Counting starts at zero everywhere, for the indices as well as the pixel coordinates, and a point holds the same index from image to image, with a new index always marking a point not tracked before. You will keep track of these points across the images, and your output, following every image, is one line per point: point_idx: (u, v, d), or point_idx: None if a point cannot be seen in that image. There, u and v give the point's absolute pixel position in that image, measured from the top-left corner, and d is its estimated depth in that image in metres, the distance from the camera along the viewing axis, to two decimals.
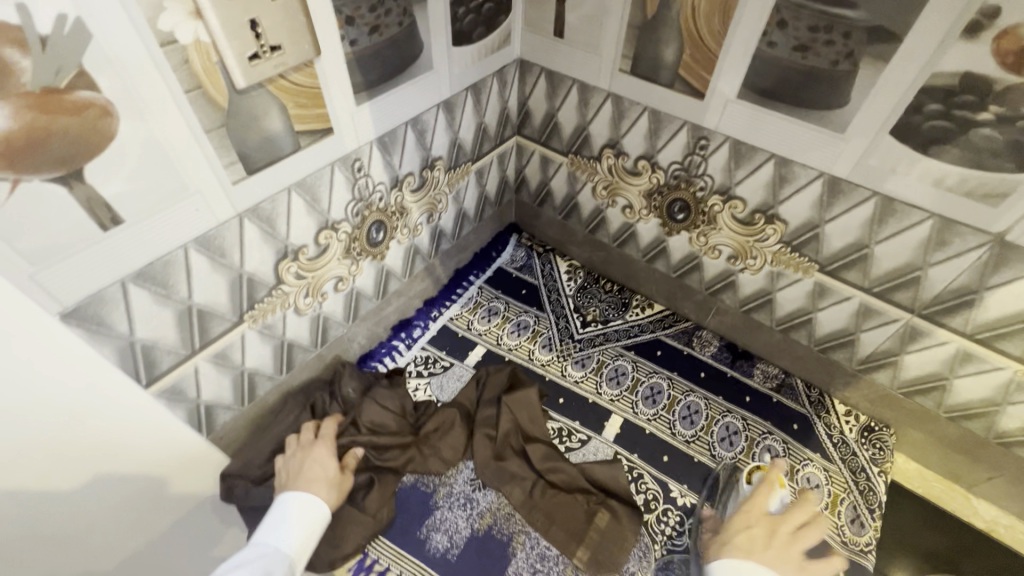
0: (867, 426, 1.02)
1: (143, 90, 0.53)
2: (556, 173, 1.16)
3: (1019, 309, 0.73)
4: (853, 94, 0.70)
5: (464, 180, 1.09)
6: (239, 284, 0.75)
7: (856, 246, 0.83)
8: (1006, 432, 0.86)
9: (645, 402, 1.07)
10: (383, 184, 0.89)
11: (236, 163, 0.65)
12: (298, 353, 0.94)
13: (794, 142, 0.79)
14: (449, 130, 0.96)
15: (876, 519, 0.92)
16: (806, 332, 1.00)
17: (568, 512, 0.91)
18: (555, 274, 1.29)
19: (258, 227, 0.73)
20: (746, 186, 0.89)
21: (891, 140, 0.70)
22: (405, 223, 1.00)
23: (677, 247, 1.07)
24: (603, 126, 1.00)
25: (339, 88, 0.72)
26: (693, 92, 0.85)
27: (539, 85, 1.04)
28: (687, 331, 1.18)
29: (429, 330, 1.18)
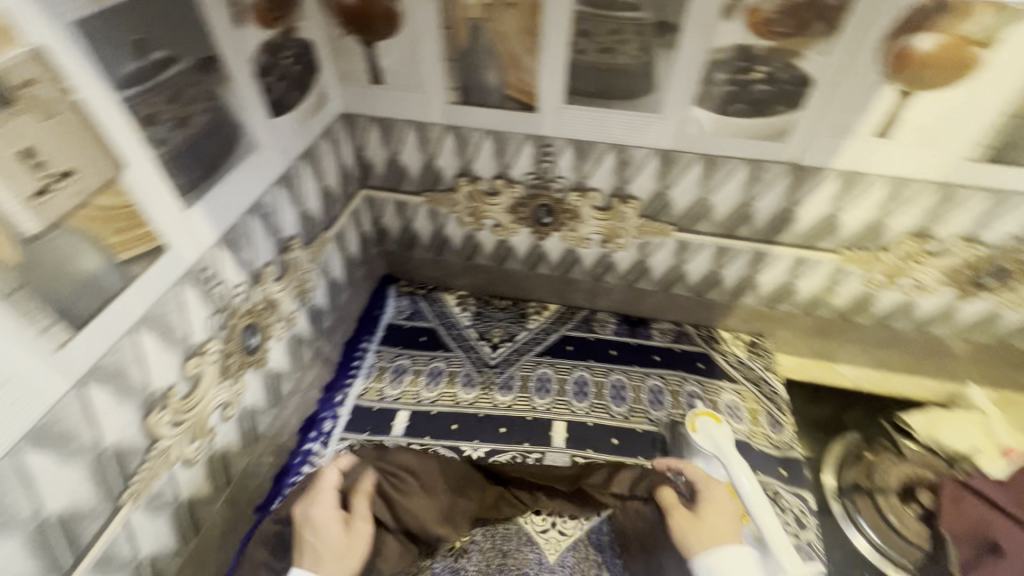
0: (750, 342, 1.19)
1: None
2: (416, 214, 1.14)
3: (824, 213, 0.92)
4: (658, 79, 0.81)
5: (325, 250, 1.01)
6: (103, 464, 0.60)
7: (698, 201, 0.95)
8: (843, 308, 1.07)
9: (577, 398, 1.11)
10: (242, 284, 0.79)
11: (54, 324, 0.51)
12: (201, 508, 0.78)
13: (624, 130, 0.88)
14: (295, 205, 0.88)
15: (786, 415, 1.07)
16: (682, 285, 1.13)
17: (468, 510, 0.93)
18: (448, 310, 1.27)
19: (106, 387, 0.58)
20: (596, 177, 0.96)
21: (698, 109, 0.83)
22: (278, 315, 0.89)
23: (553, 248, 1.13)
24: (449, 158, 1.01)
25: (160, 197, 0.61)
26: (525, 107, 0.89)
27: (372, 134, 1.01)
28: (586, 319, 1.25)
29: (342, 416, 1.06)
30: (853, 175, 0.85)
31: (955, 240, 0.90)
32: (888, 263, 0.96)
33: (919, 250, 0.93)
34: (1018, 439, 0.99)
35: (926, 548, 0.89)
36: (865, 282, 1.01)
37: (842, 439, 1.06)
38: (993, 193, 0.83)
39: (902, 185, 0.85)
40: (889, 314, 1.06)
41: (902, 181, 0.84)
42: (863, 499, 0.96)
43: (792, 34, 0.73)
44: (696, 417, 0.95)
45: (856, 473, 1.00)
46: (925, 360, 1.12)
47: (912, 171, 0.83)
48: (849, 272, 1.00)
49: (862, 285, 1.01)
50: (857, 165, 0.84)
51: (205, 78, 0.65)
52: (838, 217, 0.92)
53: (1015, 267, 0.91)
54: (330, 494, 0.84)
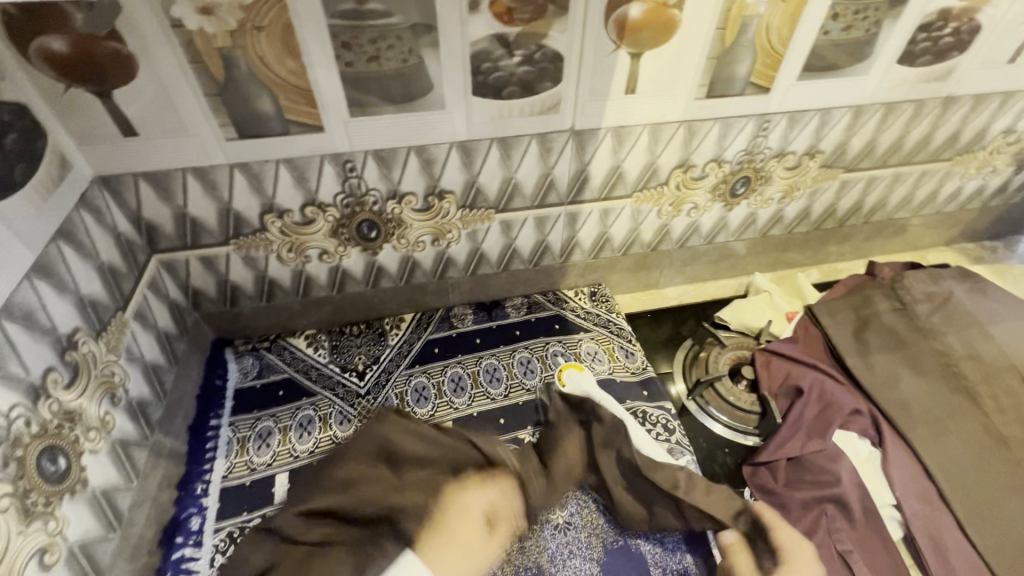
0: (591, 292, 1.32)
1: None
2: (230, 264, 1.04)
3: (610, 166, 1.05)
4: (432, 77, 0.84)
5: (127, 333, 0.87)
6: None
7: (507, 181, 1.02)
8: (651, 241, 1.24)
9: (457, 394, 1.12)
10: (19, 404, 0.64)
11: None
12: None
13: (418, 131, 0.91)
14: (65, 294, 0.74)
15: (635, 344, 1.22)
16: (519, 260, 1.20)
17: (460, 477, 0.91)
18: (300, 355, 1.18)
19: None
20: (407, 181, 0.98)
21: (477, 98, 0.88)
22: (85, 426, 0.75)
23: (389, 260, 1.11)
24: (247, 197, 0.93)
25: None
26: (311, 129, 0.86)
27: (145, 192, 0.89)
28: (444, 318, 1.27)
29: (210, 507, 0.94)
30: (620, 129, 0.99)
31: (709, 164, 1.09)
32: (670, 195, 1.14)
33: (687, 179, 1.11)
34: (791, 304, 1.27)
35: (758, 410, 1.07)
36: (659, 215, 1.18)
37: (679, 349, 1.23)
38: (720, 121, 1.02)
39: (658, 129, 1.00)
40: (684, 236, 1.25)
41: (657, 126, 1.00)
42: (706, 390, 1.12)
43: (532, 20, 0.81)
44: (564, 371, 1.05)
45: (695, 372, 1.16)
46: (719, 265, 1.36)
47: (661, 117, 0.99)
48: (645, 210, 1.16)
49: (658, 218, 1.19)
50: (621, 120, 0.97)
51: None
52: (621, 167, 1.05)
53: (753, 175, 1.15)
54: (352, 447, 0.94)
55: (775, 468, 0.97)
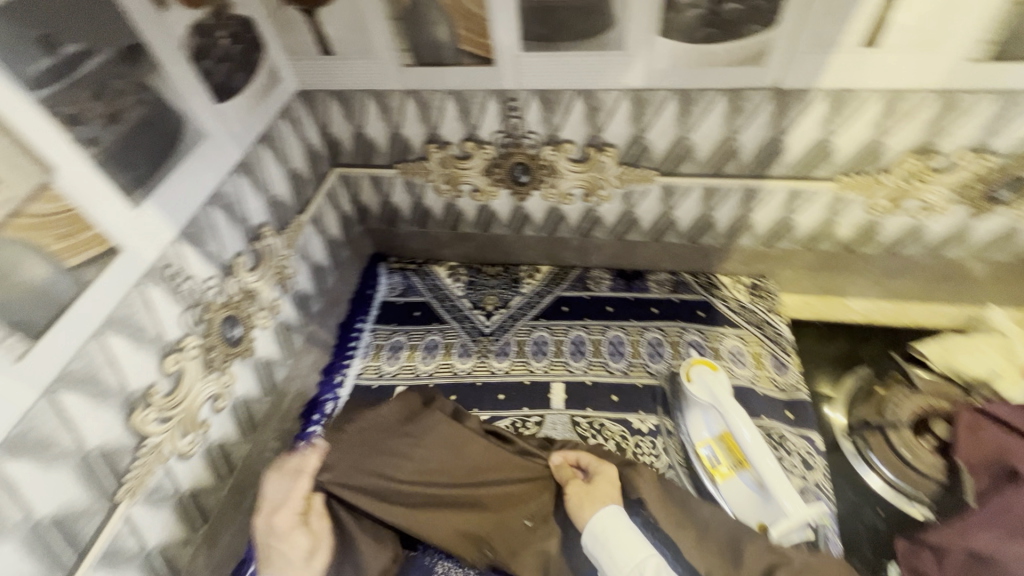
0: (752, 285, 1.14)
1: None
2: (393, 187, 1.11)
3: (815, 139, 0.85)
4: (617, 12, 0.75)
5: (302, 233, 1.00)
6: (91, 466, 0.61)
7: (679, 141, 0.89)
8: (847, 239, 1.01)
9: (575, 358, 1.09)
10: (213, 277, 0.78)
11: (9, 337, 0.52)
12: (206, 496, 0.81)
13: (590, 74, 0.83)
14: (259, 191, 0.86)
15: (792, 355, 1.03)
16: (674, 232, 1.08)
17: (445, 449, 0.78)
18: (439, 283, 1.25)
19: (79, 393, 0.59)
20: (568, 128, 0.91)
21: (663, 40, 0.76)
22: (259, 305, 0.89)
23: (536, 207, 1.08)
24: (415, 124, 0.97)
25: (103, 198, 0.60)
26: (482, 61, 0.84)
27: (333, 109, 0.97)
28: (581, 277, 1.22)
29: (342, 396, 1.06)
30: (841, 93, 0.78)
31: (963, 152, 0.82)
32: (891, 185, 0.89)
33: (924, 169, 0.85)
34: None
35: (942, 479, 0.86)
36: (868, 209, 0.94)
37: (851, 376, 1.01)
38: (1000, 95, 0.75)
39: (897, 97, 0.77)
40: (897, 241, 0.99)
41: (897, 93, 0.77)
42: (873, 435, 0.92)
43: None
44: (691, 366, 0.91)
45: (866, 409, 0.96)
46: (939, 288, 1.06)
47: (906, 81, 0.75)
48: (849, 200, 0.93)
49: (865, 212, 0.95)
50: (845, 81, 0.76)
51: (131, 69, 0.62)
52: (831, 142, 0.85)
53: None
54: (276, 479, 0.73)
55: (942, 554, 0.75)
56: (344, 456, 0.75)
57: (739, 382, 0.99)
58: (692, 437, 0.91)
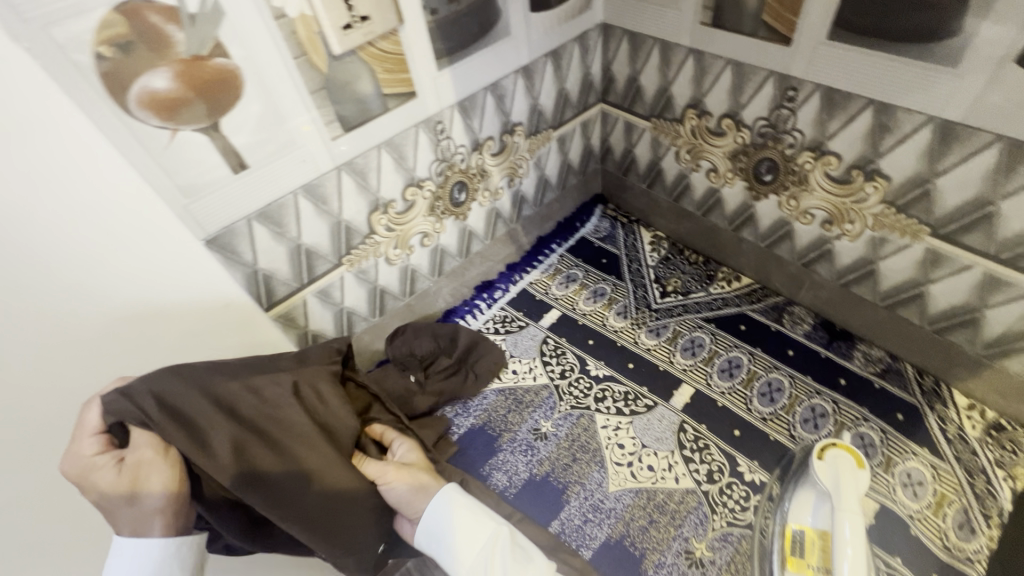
0: (994, 424, 0.87)
1: (280, 100, 0.70)
2: (640, 139, 1.16)
3: None
4: (967, 20, 0.61)
5: (545, 147, 1.14)
6: (339, 230, 0.89)
7: (977, 202, 0.71)
8: None
9: (721, 375, 1.03)
10: (464, 146, 0.97)
11: (334, 122, 0.77)
12: (388, 299, 1.07)
13: (895, 85, 0.71)
14: (528, 96, 1.01)
15: (992, 526, 0.79)
16: (917, 309, 0.88)
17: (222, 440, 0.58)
18: (638, 245, 1.28)
19: (354, 179, 0.85)
20: (840, 139, 0.81)
21: (1016, 70, 0.60)
22: (486, 186, 1.08)
23: (766, 213, 1.00)
24: (685, 85, 0.97)
25: (422, 55, 0.81)
26: (778, 39, 0.79)
27: (622, 49, 1.04)
28: (778, 307, 1.10)
29: (510, 292, 1.24)
30: None
31: None
32: None
33: None
34: None
35: None
36: None
37: None
38: None
39: None
40: None
41: None
42: None
43: None
44: (832, 447, 0.78)
45: None
46: None
47: None
48: None
49: None
50: None
51: None
52: None
53: None
54: (86, 442, 0.51)
55: None
56: (159, 378, 0.58)
57: (891, 505, 0.82)
58: (787, 516, 0.79)
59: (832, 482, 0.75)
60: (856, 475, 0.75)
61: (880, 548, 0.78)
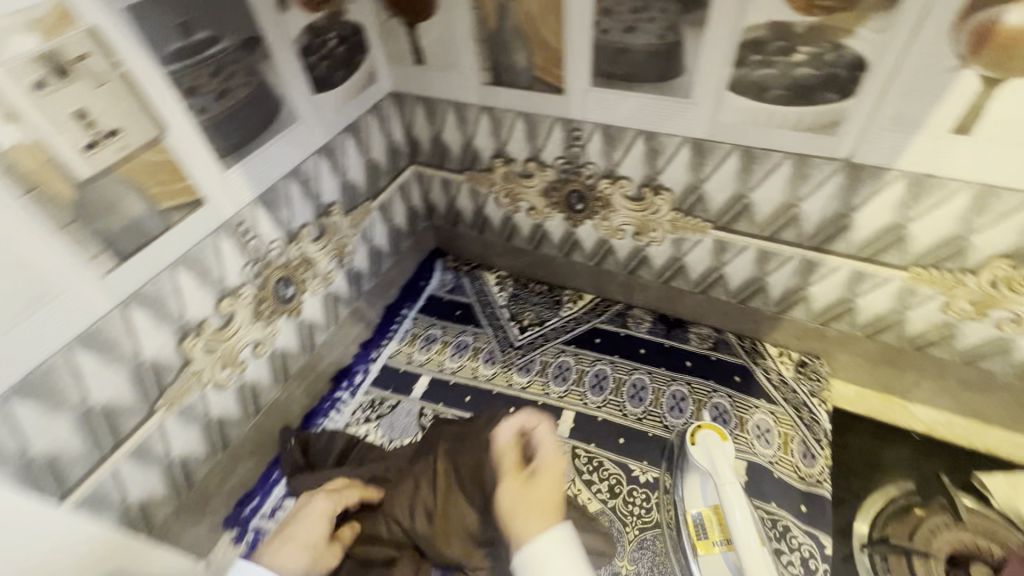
0: (800, 362, 1.06)
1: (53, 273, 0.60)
2: (459, 192, 1.19)
3: (887, 222, 0.78)
4: (688, 61, 0.75)
5: (368, 218, 1.10)
6: (141, 373, 0.73)
7: (736, 197, 0.87)
8: (917, 336, 0.91)
9: (593, 391, 1.09)
10: (278, 240, 0.89)
11: (101, 253, 0.64)
12: (229, 427, 0.91)
13: (653, 116, 0.83)
14: (336, 174, 0.97)
15: (825, 448, 0.95)
16: (722, 288, 1.04)
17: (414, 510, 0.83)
18: (485, 288, 1.30)
19: (145, 310, 0.71)
20: (626, 165, 0.92)
21: (731, 94, 0.75)
22: (314, 273, 0.99)
23: (587, 236, 1.10)
24: (486, 138, 1.03)
25: (200, 159, 0.71)
26: (553, 89, 0.88)
27: (418, 113, 1.06)
28: (621, 313, 1.21)
29: (370, 372, 1.16)
30: (923, 178, 0.72)
31: None
32: (975, 288, 0.80)
33: (1017, 278, 0.75)
34: None
35: None
36: (944, 309, 0.85)
37: (886, 488, 0.90)
38: None
39: (990, 194, 0.69)
40: (977, 351, 0.87)
41: (990, 188, 0.69)
42: (895, 560, 0.82)
43: (837, 10, 0.63)
44: (699, 429, 0.87)
45: (894, 529, 0.85)
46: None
47: (1003, 178, 0.67)
48: (922, 294, 0.84)
49: (940, 311, 0.85)
50: (930, 166, 0.70)
51: (246, 55, 0.73)
52: (906, 228, 0.78)
53: None
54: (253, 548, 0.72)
55: None
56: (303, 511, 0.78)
57: (755, 458, 0.93)
58: (684, 502, 0.87)
59: (707, 461, 0.83)
60: (725, 449, 0.83)
61: (759, 500, 0.88)
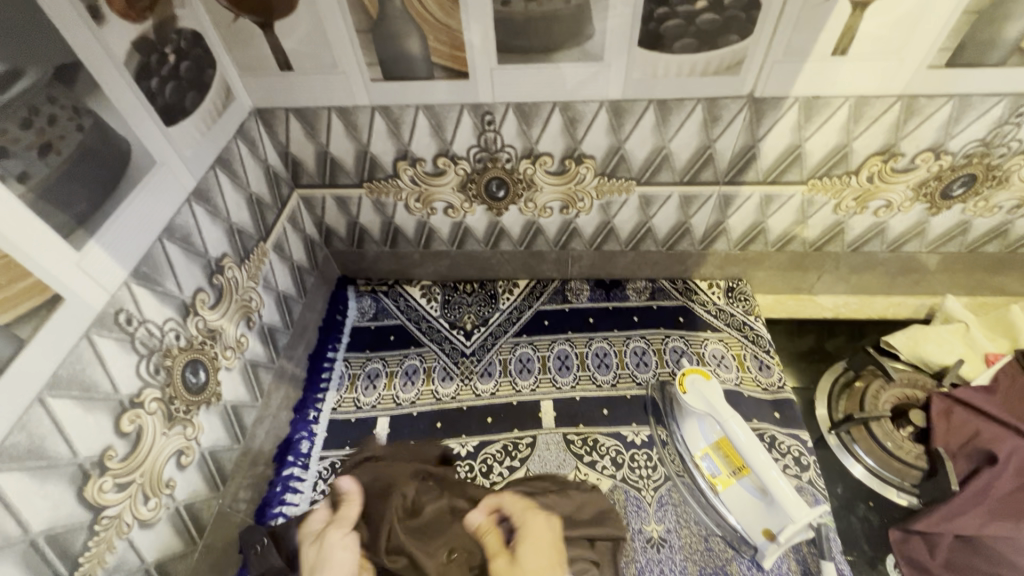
0: (727, 288, 1.16)
1: None
2: (360, 207, 1.05)
3: (787, 145, 0.87)
4: (596, 23, 0.73)
5: (266, 262, 0.92)
6: (39, 553, 0.52)
7: (656, 150, 0.89)
8: (816, 240, 1.04)
9: (562, 373, 1.07)
10: (171, 319, 0.70)
11: None
12: (174, 566, 0.72)
13: (568, 86, 0.81)
14: (218, 220, 0.79)
15: (773, 356, 1.05)
16: (651, 240, 1.07)
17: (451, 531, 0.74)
18: (414, 304, 1.20)
19: (21, 469, 0.50)
20: (545, 140, 0.89)
21: (642, 51, 0.75)
22: (224, 344, 0.81)
23: (513, 222, 1.06)
24: (384, 141, 0.91)
25: (40, 243, 0.52)
26: (455, 74, 0.80)
27: (293, 128, 0.90)
28: (559, 290, 1.20)
29: (319, 434, 1.00)
30: (812, 100, 0.80)
31: (922, 153, 0.86)
32: (857, 186, 0.93)
33: (887, 170, 0.89)
34: (999, 344, 0.99)
35: (923, 466, 0.88)
36: (835, 210, 0.97)
37: (827, 374, 1.04)
38: (955, 99, 0.78)
39: (864, 103, 0.80)
40: (861, 239, 1.03)
41: (863, 98, 0.79)
42: (858, 430, 0.94)
43: None
44: (685, 376, 0.88)
45: (846, 404, 0.98)
46: (898, 280, 1.12)
47: (873, 88, 0.78)
48: (818, 202, 0.96)
49: (833, 213, 0.98)
50: (818, 87, 0.78)
51: (65, 92, 0.54)
52: (802, 147, 0.87)
53: (984, 173, 0.89)
54: None
55: (935, 542, 0.80)
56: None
57: (724, 386, 1.01)
58: (690, 446, 0.90)
59: (702, 403, 0.85)
60: (713, 387, 0.85)
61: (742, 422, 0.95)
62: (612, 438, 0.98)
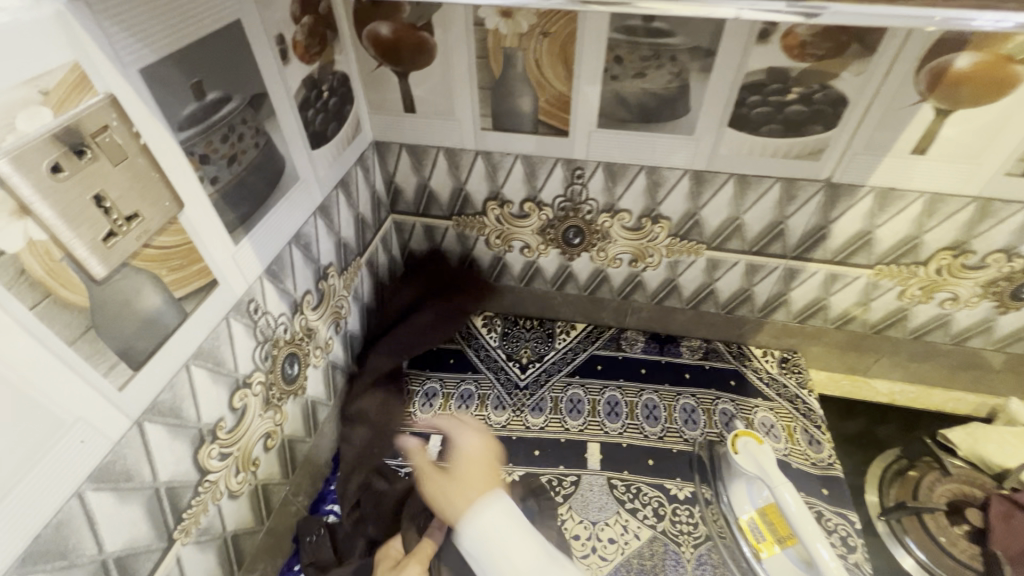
0: (782, 358, 1.17)
1: (72, 469, 0.49)
2: (444, 237, 1.14)
3: (857, 230, 0.91)
4: (691, 103, 0.81)
5: (358, 276, 1.02)
6: (158, 500, 0.59)
7: (731, 220, 0.95)
8: (878, 323, 1.06)
9: (610, 419, 1.09)
10: (284, 314, 0.79)
11: (118, 363, 0.52)
12: (245, 539, 0.78)
13: (658, 152, 0.89)
14: (331, 233, 0.89)
15: (824, 432, 1.05)
16: (712, 302, 1.12)
17: None
18: (474, 332, 1.25)
19: (162, 423, 0.58)
20: (627, 198, 0.97)
21: (730, 131, 0.83)
22: (316, 343, 0.89)
23: (582, 268, 1.12)
24: (479, 182, 1.01)
25: (214, 236, 0.61)
26: (557, 132, 0.90)
27: (402, 161, 1.02)
28: (615, 337, 1.23)
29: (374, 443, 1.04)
30: (888, 191, 0.85)
31: (993, 254, 0.89)
32: (923, 277, 0.96)
33: (957, 265, 0.92)
34: None
35: None
36: (900, 297, 1.00)
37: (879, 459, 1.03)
38: None
39: (938, 200, 0.84)
40: (924, 327, 1.04)
41: (938, 196, 0.84)
42: (909, 519, 0.93)
43: (825, 57, 0.73)
44: (737, 437, 0.92)
45: (900, 491, 0.98)
46: (962, 375, 1.11)
47: (947, 187, 0.83)
48: (883, 287, 0.99)
49: (896, 299, 1.01)
50: (893, 181, 0.84)
51: (253, 115, 0.65)
52: (872, 234, 0.91)
53: None
54: None
55: None
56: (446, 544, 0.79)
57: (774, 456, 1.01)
58: (735, 509, 0.93)
59: (754, 465, 0.88)
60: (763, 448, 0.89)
61: None
62: (657, 489, 0.99)
